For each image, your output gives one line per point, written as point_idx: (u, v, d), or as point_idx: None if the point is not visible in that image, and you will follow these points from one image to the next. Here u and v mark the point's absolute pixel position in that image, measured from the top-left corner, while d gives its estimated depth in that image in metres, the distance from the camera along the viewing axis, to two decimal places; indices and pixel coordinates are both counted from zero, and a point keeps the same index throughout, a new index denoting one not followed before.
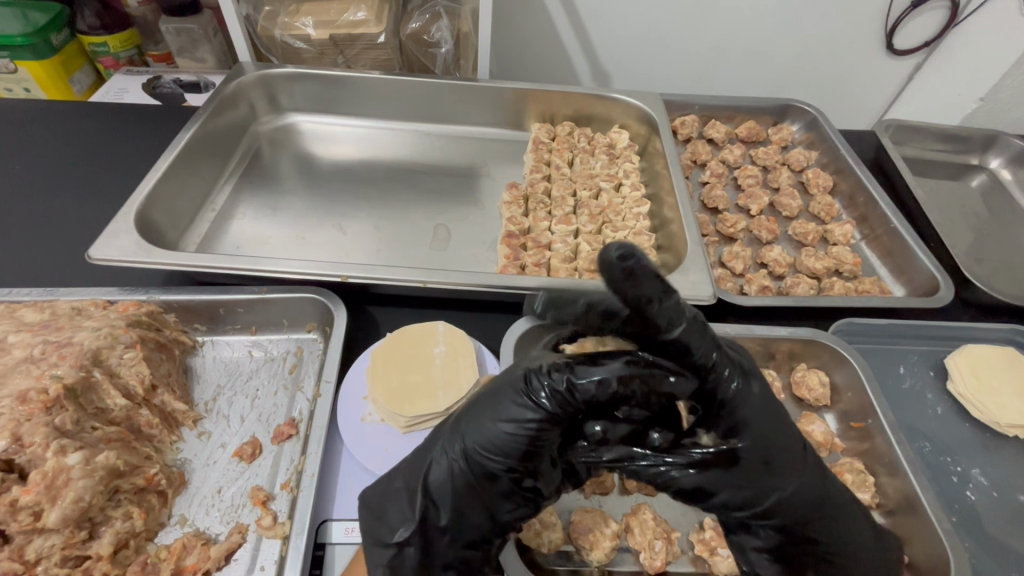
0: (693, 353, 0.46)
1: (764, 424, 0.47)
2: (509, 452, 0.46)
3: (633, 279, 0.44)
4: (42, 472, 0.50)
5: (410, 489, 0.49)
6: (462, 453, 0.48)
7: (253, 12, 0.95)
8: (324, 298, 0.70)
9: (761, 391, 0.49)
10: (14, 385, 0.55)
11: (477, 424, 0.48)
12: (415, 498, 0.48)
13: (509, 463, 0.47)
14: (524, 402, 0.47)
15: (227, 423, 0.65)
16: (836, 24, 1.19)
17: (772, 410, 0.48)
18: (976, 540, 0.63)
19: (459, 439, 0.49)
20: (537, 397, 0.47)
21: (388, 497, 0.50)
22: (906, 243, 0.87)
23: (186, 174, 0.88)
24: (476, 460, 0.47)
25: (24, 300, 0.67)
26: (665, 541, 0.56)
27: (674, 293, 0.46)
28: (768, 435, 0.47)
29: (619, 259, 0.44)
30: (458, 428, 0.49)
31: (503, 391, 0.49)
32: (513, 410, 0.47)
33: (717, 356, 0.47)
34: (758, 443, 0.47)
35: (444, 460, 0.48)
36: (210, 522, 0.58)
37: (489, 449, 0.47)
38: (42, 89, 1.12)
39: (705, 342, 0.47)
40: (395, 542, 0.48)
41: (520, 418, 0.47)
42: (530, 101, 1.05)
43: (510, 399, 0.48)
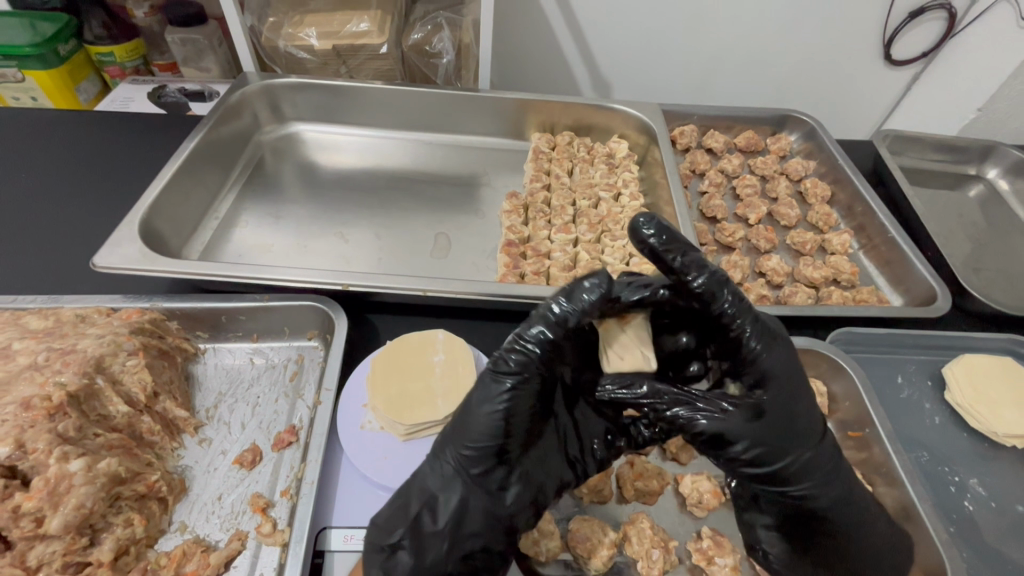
0: (712, 303, 0.49)
1: (783, 387, 0.50)
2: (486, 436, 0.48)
3: (661, 236, 0.50)
4: (45, 479, 0.51)
5: (407, 490, 0.51)
6: (449, 445, 0.50)
7: (258, 23, 0.96)
8: (325, 306, 0.70)
9: (784, 347, 0.50)
10: (18, 392, 0.56)
11: (459, 417, 0.50)
12: (411, 497, 0.50)
13: (490, 446, 0.49)
14: (495, 385, 0.49)
15: (228, 430, 0.66)
16: (834, 35, 1.20)
17: (790, 371, 0.50)
18: (974, 550, 0.63)
19: (446, 433, 0.51)
20: (503, 374, 0.49)
21: (387, 498, 0.52)
22: (904, 253, 0.88)
23: (190, 182, 0.89)
24: (461, 451, 0.49)
25: (29, 307, 0.68)
26: (662, 550, 0.57)
27: (699, 251, 0.50)
28: (788, 397, 0.50)
29: (648, 228, 0.50)
30: (443, 432, 0.51)
31: (475, 379, 0.51)
32: (486, 393, 0.49)
33: (738, 309, 0.49)
34: (780, 401, 0.50)
35: (435, 455, 0.51)
36: (210, 529, 0.58)
37: (474, 439, 0.49)
38: (49, 98, 1.14)
39: (724, 292, 0.49)
40: (390, 544, 0.49)
41: (493, 399, 0.49)
42: (530, 111, 1.06)
43: (480, 387, 0.50)
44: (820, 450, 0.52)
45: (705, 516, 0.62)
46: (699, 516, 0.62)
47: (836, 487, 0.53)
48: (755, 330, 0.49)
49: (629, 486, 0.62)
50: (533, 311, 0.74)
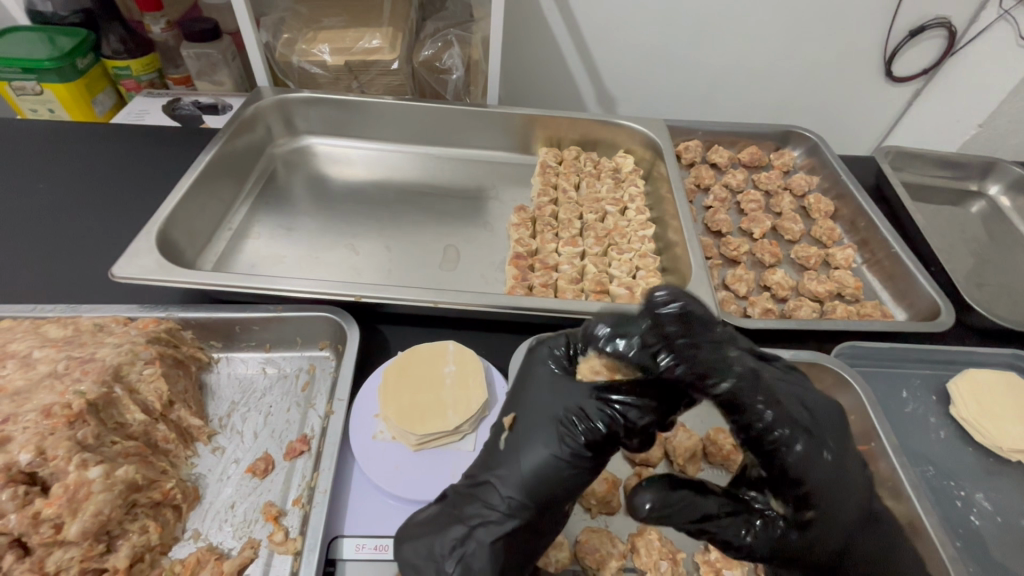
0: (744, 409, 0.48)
1: (825, 487, 0.50)
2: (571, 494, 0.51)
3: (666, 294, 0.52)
4: (64, 485, 0.52)
5: (469, 545, 0.49)
6: (511, 491, 0.50)
7: (272, 40, 0.99)
8: (338, 316, 0.72)
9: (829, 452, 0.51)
10: (38, 400, 0.57)
11: (523, 461, 0.51)
12: (468, 548, 0.49)
13: (554, 500, 0.50)
14: (568, 441, 0.51)
15: (241, 438, 0.67)
16: (835, 54, 1.22)
17: (832, 465, 0.51)
18: (981, 565, 0.63)
19: (502, 480, 0.51)
20: (579, 437, 0.51)
21: (431, 545, 0.50)
22: (907, 268, 0.89)
23: (205, 195, 0.90)
24: (523, 496, 0.50)
25: (48, 316, 0.69)
26: (671, 562, 0.57)
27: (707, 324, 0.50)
28: (831, 497, 0.50)
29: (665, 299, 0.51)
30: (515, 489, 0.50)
31: (544, 429, 0.52)
32: (559, 444, 0.51)
33: (776, 417, 0.49)
34: (831, 507, 0.50)
35: (494, 500, 0.50)
36: (223, 537, 0.59)
37: (533, 482, 0.50)
38: (66, 111, 1.16)
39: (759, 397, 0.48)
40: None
41: (567, 456, 0.51)
42: (537, 126, 1.08)
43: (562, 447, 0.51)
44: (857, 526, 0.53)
45: None
46: None
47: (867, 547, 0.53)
48: (795, 432, 0.49)
49: None
50: (541, 323, 0.75)
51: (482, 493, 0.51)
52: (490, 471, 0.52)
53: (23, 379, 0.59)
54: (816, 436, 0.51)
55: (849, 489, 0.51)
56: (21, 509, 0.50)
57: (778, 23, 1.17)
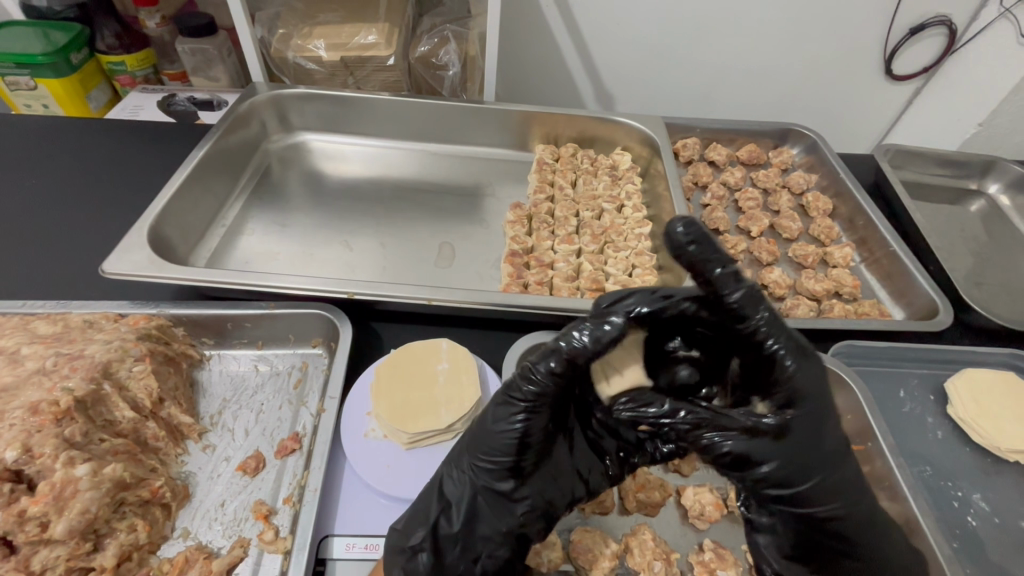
0: (745, 319, 0.49)
1: (810, 396, 0.50)
2: (504, 451, 0.50)
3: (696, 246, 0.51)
4: (51, 484, 0.51)
5: (422, 489, 0.54)
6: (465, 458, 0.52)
7: (268, 35, 0.98)
8: (331, 314, 0.71)
9: (817, 366, 0.51)
10: (26, 397, 0.56)
11: (477, 427, 0.52)
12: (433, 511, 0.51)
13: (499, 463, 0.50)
14: (512, 402, 0.50)
15: (232, 436, 0.66)
16: (834, 51, 1.22)
17: (817, 380, 0.50)
18: (977, 565, 0.63)
19: (462, 450, 0.53)
20: (521, 392, 0.49)
21: (410, 515, 0.53)
22: (906, 267, 0.88)
23: (198, 190, 0.90)
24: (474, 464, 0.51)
25: (38, 313, 0.69)
26: (664, 562, 0.57)
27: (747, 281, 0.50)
28: (816, 412, 0.50)
29: (685, 236, 0.47)
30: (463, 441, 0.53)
31: (495, 394, 0.52)
32: (503, 407, 0.50)
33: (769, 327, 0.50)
34: (812, 419, 0.50)
35: (455, 469, 0.52)
36: (213, 536, 0.58)
37: (481, 450, 0.51)
38: (60, 106, 1.15)
39: (759, 307, 0.50)
40: (411, 548, 0.50)
41: (509, 418, 0.50)
42: (534, 123, 1.08)
43: (497, 404, 0.51)
44: (826, 458, 0.51)
45: (708, 529, 0.62)
46: (700, 529, 0.62)
47: (840, 480, 0.51)
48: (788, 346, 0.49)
49: (631, 497, 0.62)
50: (536, 321, 0.75)
51: (450, 463, 0.53)
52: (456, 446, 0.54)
53: (10, 376, 0.58)
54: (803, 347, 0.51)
55: (828, 407, 0.50)
56: (8, 507, 0.49)
57: (777, 20, 1.16)
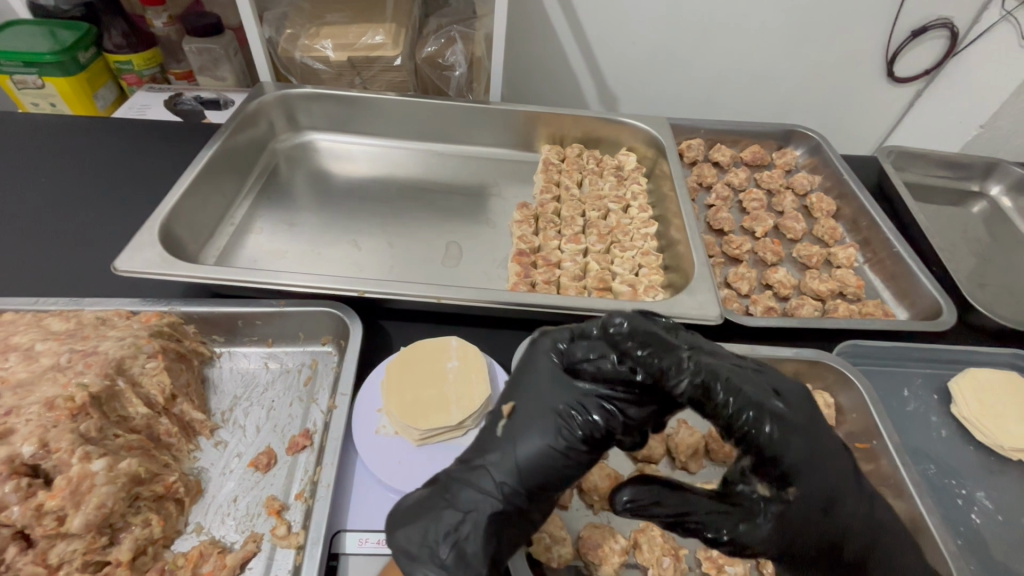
0: (706, 401, 0.49)
1: (805, 465, 0.48)
2: (564, 483, 0.51)
3: (635, 335, 0.53)
4: (68, 478, 0.51)
5: (457, 525, 0.48)
6: (499, 473, 0.50)
7: (276, 35, 0.99)
8: (341, 312, 0.71)
9: (807, 433, 0.48)
10: (41, 392, 0.57)
11: (516, 444, 0.51)
12: (456, 524, 0.48)
13: (542, 482, 0.50)
14: (569, 424, 0.51)
15: (243, 432, 0.67)
16: (837, 54, 1.23)
17: (806, 445, 0.48)
18: (981, 563, 0.64)
19: (492, 464, 0.50)
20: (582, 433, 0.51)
21: (415, 525, 0.49)
22: (909, 267, 0.89)
23: (208, 189, 0.90)
24: (512, 481, 0.49)
25: (51, 310, 0.69)
26: (673, 559, 0.57)
27: (675, 350, 0.51)
28: (814, 479, 0.48)
29: (634, 331, 0.52)
30: (507, 472, 0.50)
31: (541, 417, 0.52)
32: (557, 431, 0.51)
33: (739, 403, 0.47)
34: (816, 487, 0.48)
35: (487, 484, 0.49)
36: (226, 531, 0.59)
37: (523, 465, 0.50)
38: (67, 105, 1.16)
39: (715, 389, 0.48)
40: (435, 561, 0.47)
41: (564, 440, 0.51)
42: (540, 124, 1.08)
43: (559, 438, 0.51)
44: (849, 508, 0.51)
45: None
46: None
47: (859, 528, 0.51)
48: (762, 413, 0.47)
49: None
50: (544, 320, 0.75)
51: (468, 471, 0.51)
52: (479, 455, 0.52)
53: (26, 371, 0.59)
54: (789, 417, 0.48)
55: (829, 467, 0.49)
56: (25, 501, 0.50)
57: (780, 23, 1.17)
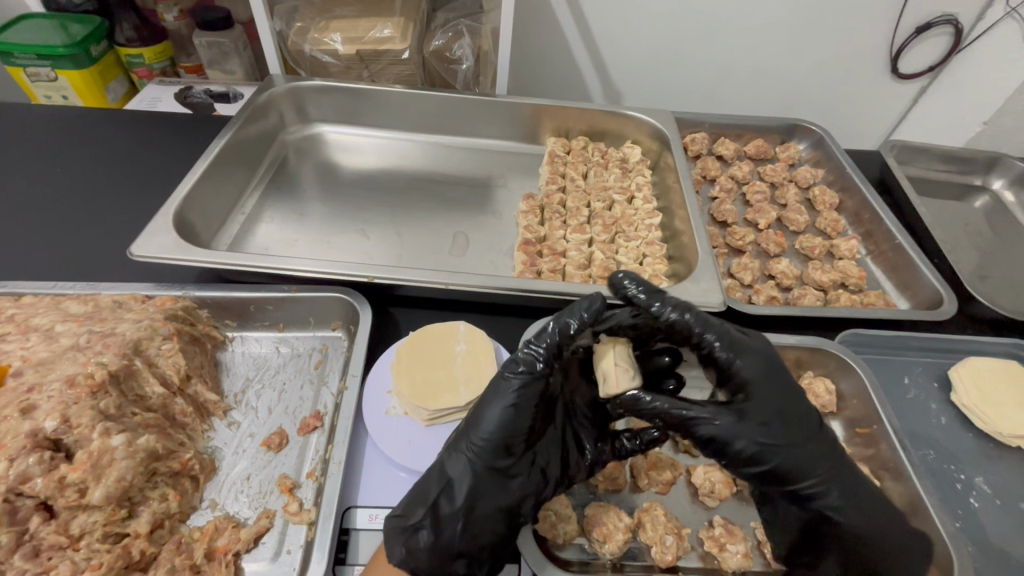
0: (686, 331, 0.57)
1: (761, 384, 0.56)
2: (503, 429, 0.55)
3: (639, 288, 0.59)
4: (89, 452, 0.53)
5: (424, 476, 0.56)
6: (459, 439, 0.57)
7: (285, 28, 1.00)
8: (351, 297, 0.73)
9: (758, 354, 0.57)
10: (62, 370, 0.58)
11: (472, 412, 0.58)
12: (431, 488, 0.55)
13: (486, 438, 0.55)
14: (506, 379, 0.57)
15: (255, 413, 0.68)
16: (841, 49, 1.23)
17: (764, 372, 0.56)
18: (979, 544, 0.65)
19: (457, 434, 0.58)
20: (517, 378, 0.56)
21: (405, 495, 0.56)
22: (911, 259, 0.90)
23: (219, 178, 0.92)
24: (465, 442, 0.56)
25: (68, 294, 0.71)
26: (676, 536, 0.58)
27: (666, 293, 0.59)
28: (768, 396, 0.56)
29: (635, 288, 0.59)
30: (462, 427, 0.58)
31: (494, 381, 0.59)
32: (496, 390, 0.57)
33: (708, 329, 0.57)
34: (766, 397, 0.56)
35: (451, 450, 0.56)
36: (239, 507, 0.60)
37: (474, 428, 0.56)
38: (79, 97, 1.18)
39: (688, 314, 0.57)
40: (412, 525, 0.53)
41: (501, 397, 0.56)
42: (546, 117, 1.09)
43: (497, 387, 0.57)
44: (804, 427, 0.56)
45: (717, 507, 0.64)
46: (710, 506, 0.64)
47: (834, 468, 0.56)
48: (725, 342, 0.56)
49: (643, 474, 0.64)
50: (550, 307, 0.77)
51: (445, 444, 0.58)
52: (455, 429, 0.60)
53: (46, 351, 0.61)
54: (744, 342, 0.58)
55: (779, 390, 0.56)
56: (48, 473, 0.51)
57: (785, 18, 1.18)
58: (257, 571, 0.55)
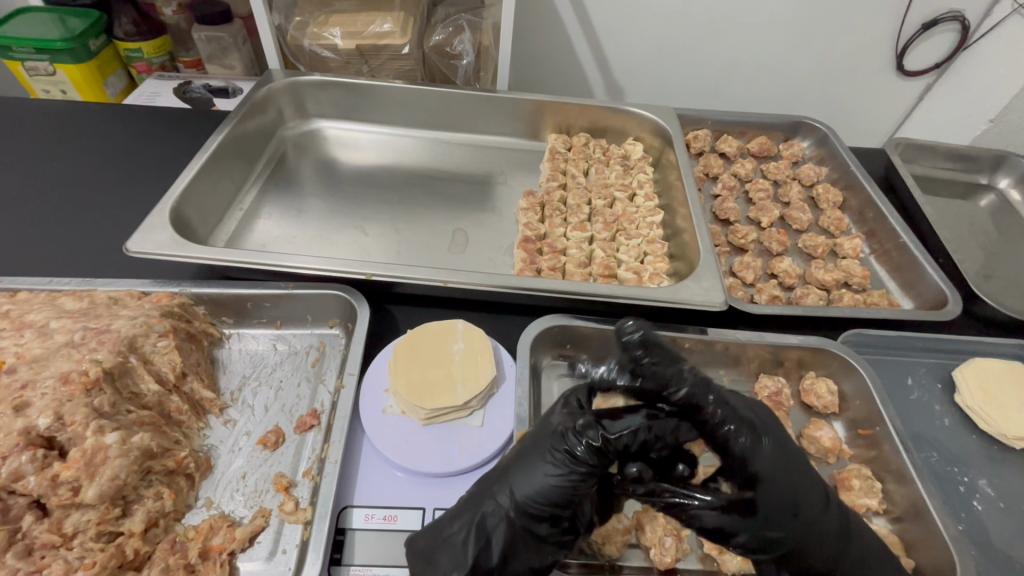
0: (701, 411, 0.54)
1: (774, 476, 0.53)
2: (554, 495, 0.50)
3: (644, 349, 0.55)
4: (82, 450, 0.53)
5: (456, 526, 0.51)
6: (497, 487, 0.52)
7: (284, 22, 0.99)
8: (349, 294, 0.72)
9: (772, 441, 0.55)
10: (56, 367, 0.58)
11: (512, 464, 0.53)
12: (461, 533, 0.51)
13: (534, 497, 0.51)
14: (560, 443, 0.52)
15: (252, 412, 0.68)
16: (846, 46, 1.22)
17: (777, 459, 0.54)
18: (982, 548, 0.64)
19: (497, 481, 0.53)
20: (574, 447, 0.52)
21: (426, 534, 0.52)
22: (915, 258, 0.89)
23: (217, 174, 0.91)
24: (508, 494, 0.51)
25: (64, 290, 0.70)
26: (675, 538, 0.58)
27: (677, 363, 0.55)
28: (784, 492, 0.53)
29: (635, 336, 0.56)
30: (507, 478, 0.52)
31: (542, 437, 0.54)
32: (550, 451, 0.52)
33: (724, 412, 0.54)
34: (780, 491, 0.53)
35: (493, 504, 0.51)
36: (235, 506, 0.60)
37: (518, 481, 0.52)
38: (78, 92, 1.17)
39: (709, 396, 0.54)
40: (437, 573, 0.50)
41: (555, 460, 0.52)
42: (547, 113, 1.08)
43: (548, 447, 0.53)
44: (828, 522, 0.54)
45: None
46: None
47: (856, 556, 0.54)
48: (741, 426, 0.54)
49: None
50: (549, 305, 0.76)
51: (476, 489, 0.54)
52: (491, 474, 0.54)
53: (40, 347, 0.60)
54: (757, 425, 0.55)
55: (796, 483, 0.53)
56: (40, 471, 0.51)
57: (789, 14, 1.16)
58: (252, 571, 0.55)
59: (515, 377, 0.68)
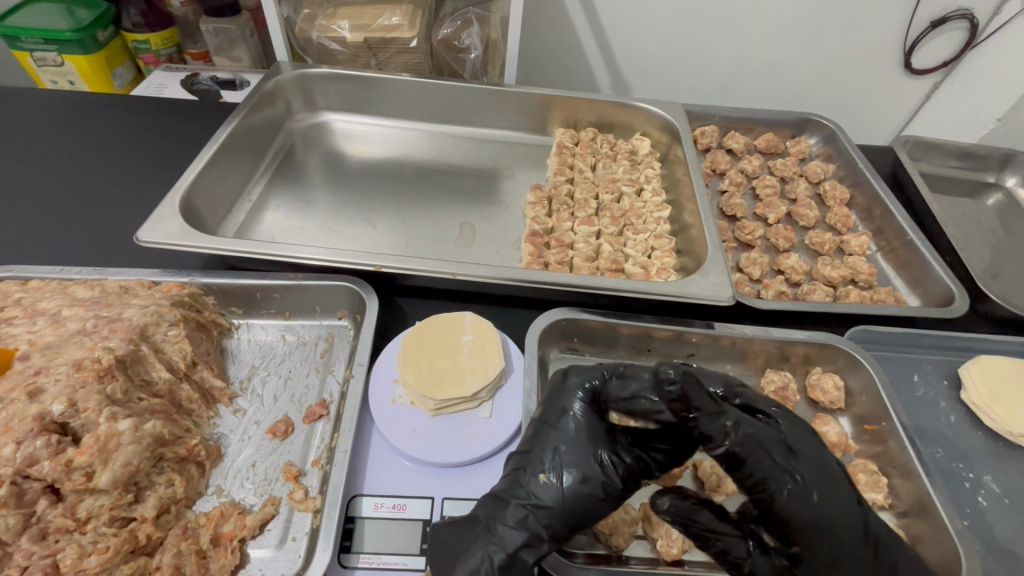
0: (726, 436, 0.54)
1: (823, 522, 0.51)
2: (601, 489, 0.55)
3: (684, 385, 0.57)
4: (96, 436, 0.53)
5: (506, 516, 0.53)
6: (543, 506, 0.53)
7: (293, 14, 0.99)
8: (357, 286, 0.73)
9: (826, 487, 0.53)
10: (68, 354, 0.58)
11: (572, 488, 0.54)
12: (511, 526, 0.52)
13: (579, 515, 0.54)
14: (594, 462, 0.56)
15: (261, 401, 0.68)
16: (855, 42, 1.21)
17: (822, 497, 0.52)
18: (986, 544, 0.64)
19: (542, 506, 0.53)
20: (610, 454, 0.56)
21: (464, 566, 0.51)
22: (922, 255, 0.89)
23: (226, 166, 0.91)
24: (555, 513, 0.53)
25: (75, 279, 0.71)
26: (682, 530, 0.58)
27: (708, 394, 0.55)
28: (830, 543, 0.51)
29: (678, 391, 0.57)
30: (552, 471, 0.55)
31: (588, 438, 0.57)
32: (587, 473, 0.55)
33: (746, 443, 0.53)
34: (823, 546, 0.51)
35: (536, 490, 0.54)
36: (245, 494, 0.60)
37: (566, 502, 0.54)
38: (85, 83, 1.17)
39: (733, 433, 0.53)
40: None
41: (596, 480, 0.55)
42: (554, 107, 1.08)
43: (598, 450, 0.57)
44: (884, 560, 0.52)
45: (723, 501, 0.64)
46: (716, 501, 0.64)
47: None
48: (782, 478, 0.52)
49: None
50: (558, 298, 0.76)
51: (507, 509, 0.53)
52: (528, 467, 0.56)
53: (53, 335, 0.60)
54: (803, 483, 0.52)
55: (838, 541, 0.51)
56: (54, 456, 0.51)
57: (799, 10, 1.16)
58: (262, 558, 0.56)
59: (523, 368, 0.69)
